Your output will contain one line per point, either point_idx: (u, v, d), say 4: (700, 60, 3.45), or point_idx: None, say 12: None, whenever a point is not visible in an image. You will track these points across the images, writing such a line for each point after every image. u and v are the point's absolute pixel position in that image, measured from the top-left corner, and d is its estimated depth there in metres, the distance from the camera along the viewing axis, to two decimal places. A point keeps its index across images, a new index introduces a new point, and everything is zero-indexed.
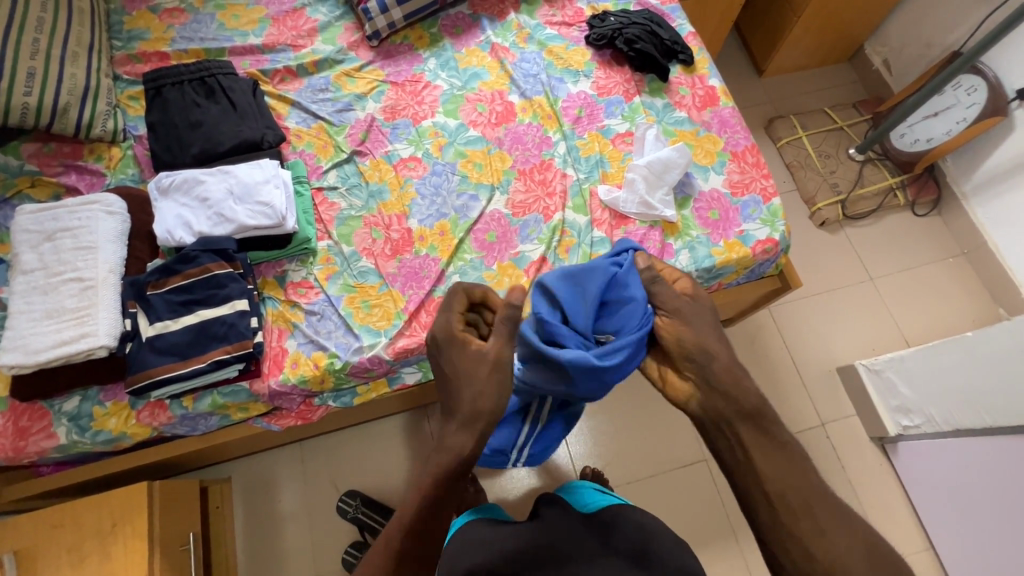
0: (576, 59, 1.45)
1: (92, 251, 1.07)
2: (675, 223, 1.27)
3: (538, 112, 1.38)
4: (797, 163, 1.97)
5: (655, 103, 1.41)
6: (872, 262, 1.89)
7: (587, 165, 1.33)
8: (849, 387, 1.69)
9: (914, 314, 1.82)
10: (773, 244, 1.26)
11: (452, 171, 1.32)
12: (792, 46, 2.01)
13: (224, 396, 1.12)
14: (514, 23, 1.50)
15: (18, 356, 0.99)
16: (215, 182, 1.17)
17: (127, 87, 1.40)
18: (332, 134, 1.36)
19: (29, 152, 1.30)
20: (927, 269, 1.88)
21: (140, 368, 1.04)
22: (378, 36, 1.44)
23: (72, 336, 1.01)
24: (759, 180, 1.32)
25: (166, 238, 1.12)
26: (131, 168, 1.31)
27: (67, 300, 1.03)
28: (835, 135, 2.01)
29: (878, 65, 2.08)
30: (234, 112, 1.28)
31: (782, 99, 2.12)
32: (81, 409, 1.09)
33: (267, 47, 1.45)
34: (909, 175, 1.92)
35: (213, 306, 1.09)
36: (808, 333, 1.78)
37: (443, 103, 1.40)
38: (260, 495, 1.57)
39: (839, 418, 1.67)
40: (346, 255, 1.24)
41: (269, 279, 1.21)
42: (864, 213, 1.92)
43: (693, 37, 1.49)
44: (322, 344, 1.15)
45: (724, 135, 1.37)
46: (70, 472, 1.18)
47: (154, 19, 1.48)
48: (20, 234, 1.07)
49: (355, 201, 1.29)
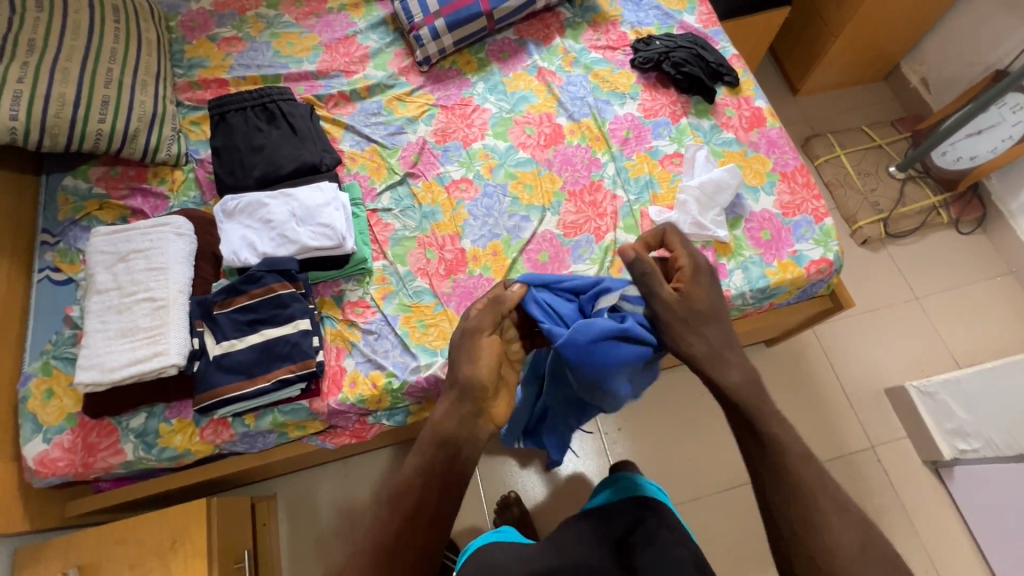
0: (622, 82, 1.47)
1: (163, 271, 1.10)
2: (728, 244, 1.27)
3: (586, 134, 1.41)
4: (836, 182, 1.97)
5: (702, 124, 1.42)
6: (916, 281, 1.86)
7: (637, 186, 1.34)
8: (899, 408, 1.65)
9: (963, 334, 1.78)
10: (827, 264, 1.26)
11: (503, 193, 1.35)
12: (828, 65, 2.03)
13: (285, 414, 1.14)
14: (560, 47, 1.53)
15: (94, 375, 1.02)
16: (278, 205, 1.20)
17: (188, 112, 1.45)
18: (385, 156, 1.39)
19: (97, 176, 1.35)
20: (975, 289, 1.84)
21: (207, 387, 1.06)
22: (428, 62, 1.48)
23: (145, 355, 1.03)
24: (811, 200, 1.32)
25: (231, 259, 1.16)
26: (193, 190, 1.36)
27: (140, 319, 1.06)
28: (874, 153, 2.01)
29: (915, 83, 2.07)
30: (295, 136, 1.31)
31: (818, 117, 2.12)
32: (147, 426, 1.11)
33: (321, 74, 1.50)
34: (952, 193, 1.91)
35: (277, 325, 1.12)
36: (852, 352, 1.76)
37: (492, 126, 1.43)
38: (304, 512, 1.58)
39: (890, 441, 1.63)
40: (402, 275, 1.26)
41: (326, 298, 1.24)
42: (906, 231, 1.90)
43: (736, 60, 1.51)
44: (379, 364, 1.17)
45: (772, 155, 1.38)
46: (134, 487, 1.20)
47: (214, 48, 1.55)
48: (95, 255, 1.11)
49: (408, 222, 1.32)
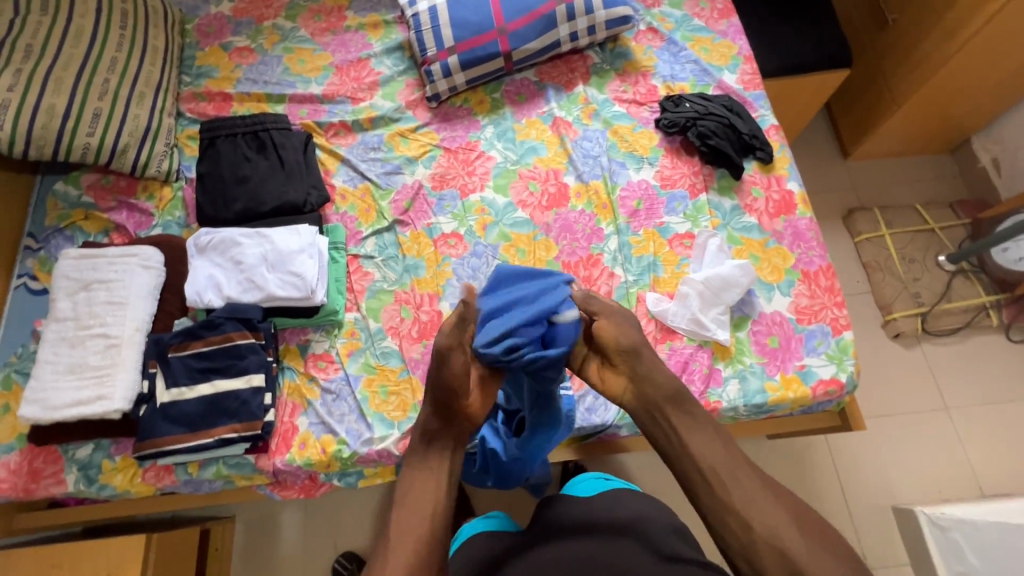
0: (642, 143, 1.35)
1: (122, 307, 1.08)
2: (728, 346, 1.15)
3: (593, 199, 1.29)
4: (876, 264, 1.78)
5: (723, 204, 1.28)
6: (950, 388, 1.67)
7: (638, 266, 1.22)
8: (904, 532, 1.50)
9: (993, 457, 1.59)
10: (837, 386, 1.12)
11: (493, 255, 1.25)
12: (887, 133, 1.83)
13: (229, 467, 1.09)
14: (581, 96, 1.41)
15: (37, 410, 1.00)
16: (251, 246, 1.14)
17: (187, 125, 1.39)
18: (377, 198, 1.31)
19: (88, 183, 1.32)
20: (1017, 407, 1.65)
21: (149, 435, 1.03)
22: (438, 98, 1.40)
23: (89, 397, 1.01)
24: (831, 308, 1.17)
25: (194, 300, 1.11)
26: (178, 210, 1.30)
27: (91, 357, 1.04)
28: (925, 237, 1.81)
29: (985, 162, 1.85)
30: (282, 170, 1.26)
31: (868, 187, 1.93)
32: (92, 459, 1.08)
33: (327, 97, 1.42)
34: (1007, 295, 1.70)
35: (230, 377, 1.07)
36: (864, 458, 1.60)
37: (494, 176, 1.33)
38: (260, 540, 1.51)
39: (887, 566, 1.49)
40: (372, 332, 1.19)
41: (291, 346, 1.18)
42: (947, 330, 1.71)
43: (774, 131, 1.36)
44: (332, 428, 1.10)
45: (797, 250, 1.23)
46: (80, 510, 1.17)
47: (224, 57, 1.47)
48: (59, 280, 1.09)
49: (389, 273, 1.25)
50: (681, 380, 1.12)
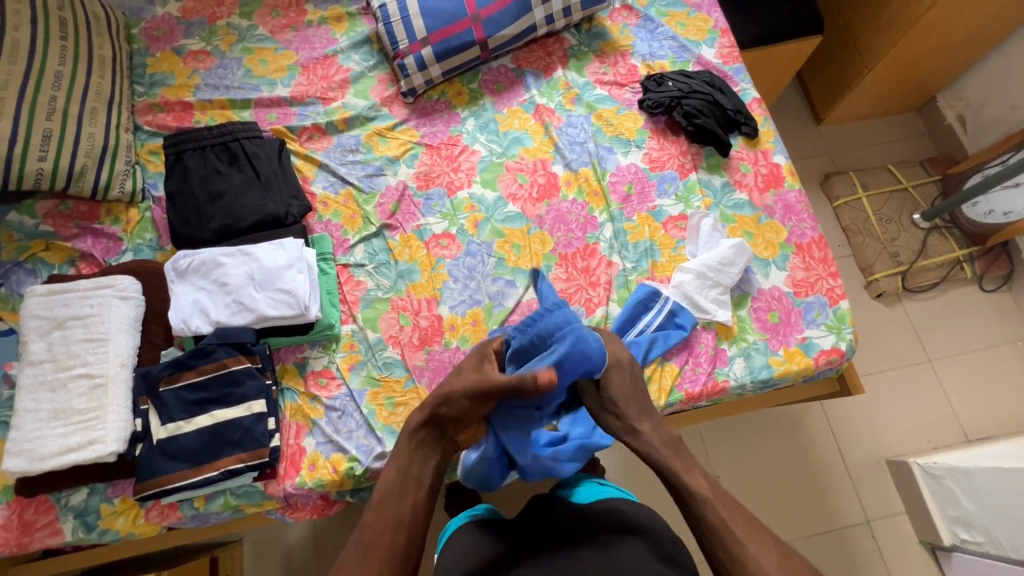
0: (628, 125, 1.33)
1: (104, 343, 1.03)
2: (731, 326, 1.16)
3: (584, 187, 1.27)
4: (855, 227, 1.82)
5: (713, 182, 1.28)
6: (931, 342, 1.74)
7: (635, 252, 1.22)
8: (900, 483, 1.57)
9: (974, 403, 1.67)
10: (839, 354, 1.14)
11: (488, 252, 1.22)
12: (857, 97, 1.85)
13: (237, 497, 1.04)
14: (561, 81, 1.38)
15: (22, 462, 0.95)
16: (235, 265, 1.10)
17: (147, 139, 1.31)
18: (361, 203, 1.26)
19: (45, 211, 1.22)
20: (991, 353, 1.73)
21: (149, 474, 0.98)
22: (414, 93, 1.34)
23: (79, 443, 0.97)
24: (827, 278, 1.19)
25: (181, 328, 1.07)
26: (149, 232, 1.22)
27: (76, 400, 0.99)
28: (900, 197, 1.85)
29: (952, 119, 1.89)
30: (258, 181, 1.21)
31: (842, 152, 1.96)
32: (88, 504, 1.02)
33: (296, 100, 1.34)
34: (979, 248, 1.77)
35: (229, 405, 1.03)
36: (856, 414, 1.66)
37: (481, 171, 1.29)
38: (271, 560, 1.43)
39: (886, 516, 1.56)
40: (371, 343, 1.15)
41: (288, 366, 1.13)
42: (927, 285, 1.77)
43: (757, 105, 1.35)
44: (341, 446, 1.06)
45: (789, 223, 1.24)
46: (79, 556, 1.09)
47: (178, 62, 1.37)
48: (29, 320, 1.04)
49: (382, 280, 1.20)
50: (685, 364, 1.13)
